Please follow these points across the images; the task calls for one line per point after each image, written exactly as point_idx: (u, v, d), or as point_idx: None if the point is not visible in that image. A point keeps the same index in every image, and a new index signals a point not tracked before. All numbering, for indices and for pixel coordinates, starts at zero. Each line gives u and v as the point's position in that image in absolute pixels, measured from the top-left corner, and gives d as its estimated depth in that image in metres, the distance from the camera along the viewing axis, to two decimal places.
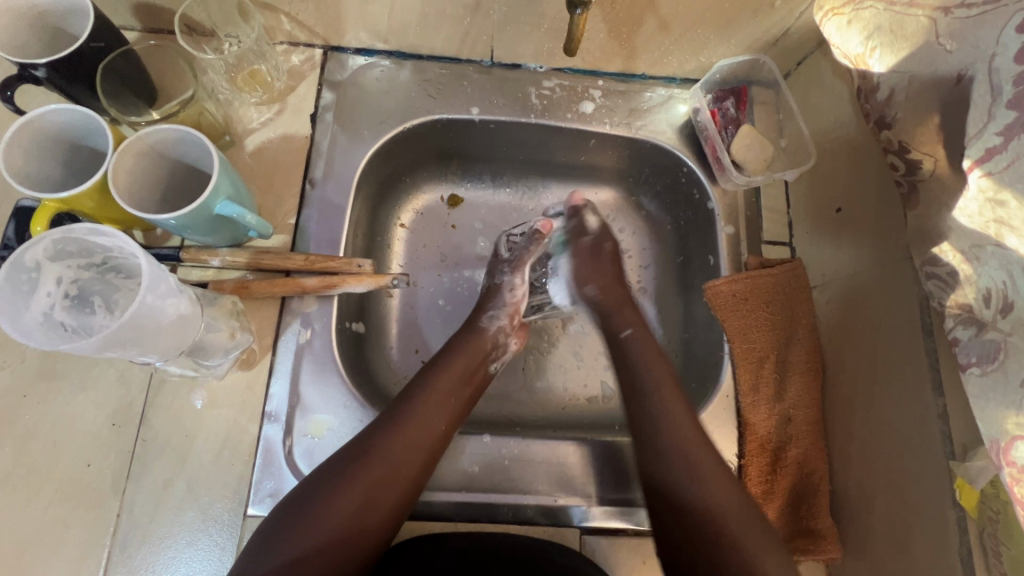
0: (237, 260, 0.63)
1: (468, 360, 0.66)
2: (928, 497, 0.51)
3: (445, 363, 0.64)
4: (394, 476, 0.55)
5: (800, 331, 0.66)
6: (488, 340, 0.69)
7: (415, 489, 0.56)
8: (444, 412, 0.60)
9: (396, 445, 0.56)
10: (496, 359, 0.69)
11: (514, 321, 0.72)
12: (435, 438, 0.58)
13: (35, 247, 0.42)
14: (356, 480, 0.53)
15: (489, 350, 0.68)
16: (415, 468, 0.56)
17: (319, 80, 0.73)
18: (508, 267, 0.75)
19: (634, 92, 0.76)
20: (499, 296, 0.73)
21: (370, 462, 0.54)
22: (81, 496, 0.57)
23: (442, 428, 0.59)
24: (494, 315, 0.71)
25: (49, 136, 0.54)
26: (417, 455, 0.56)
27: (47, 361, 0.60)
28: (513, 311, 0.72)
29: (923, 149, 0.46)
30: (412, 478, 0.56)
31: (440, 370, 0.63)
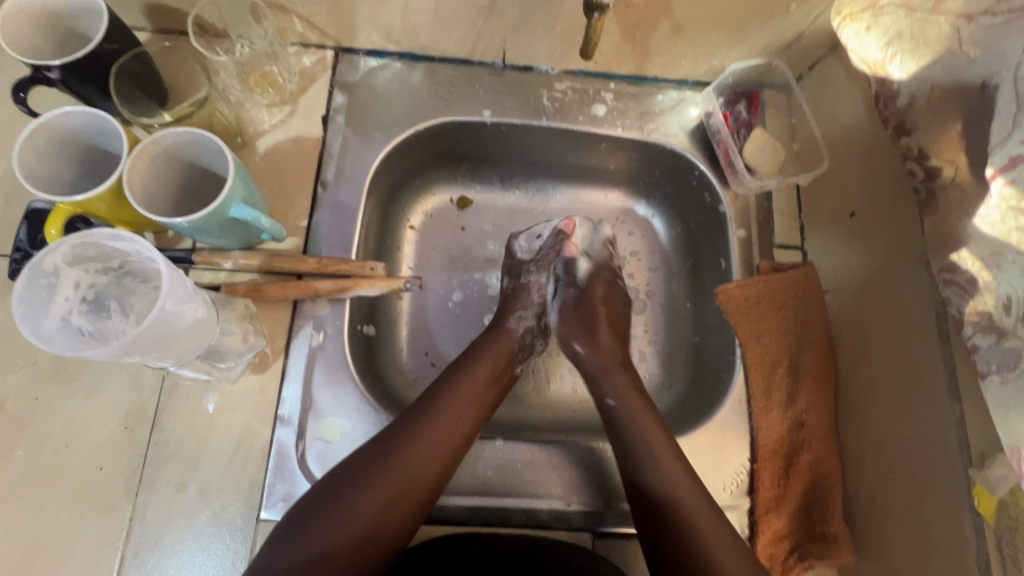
0: (250, 263, 0.62)
1: (493, 361, 0.66)
2: (943, 505, 0.51)
3: (470, 363, 0.65)
4: (421, 477, 0.55)
5: (812, 336, 0.66)
6: (514, 341, 0.69)
7: (439, 488, 0.56)
8: (470, 413, 0.61)
9: (423, 445, 0.56)
10: (521, 361, 0.70)
11: (540, 322, 0.73)
12: (461, 439, 0.59)
13: (54, 251, 0.42)
14: (383, 478, 0.54)
15: (514, 350, 0.68)
16: (440, 468, 0.56)
17: (331, 82, 0.73)
18: (532, 267, 0.75)
19: (645, 95, 0.76)
20: (527, 296, 0.73)
21: (397, 461, 0.55)
22: (93, 499, 0.57)
23: (468, 429, 0.60)
24: (522, 316, 0.72)
25: (63, 139, 0.54)
26: (443, 455, 0.57)
27: (59, 363, 0.59)
28: (539, 311, 0.73)
29: (943, 156, 0.46)
30: (437, 476, 0.56)
31: (466, 371, 0.64)
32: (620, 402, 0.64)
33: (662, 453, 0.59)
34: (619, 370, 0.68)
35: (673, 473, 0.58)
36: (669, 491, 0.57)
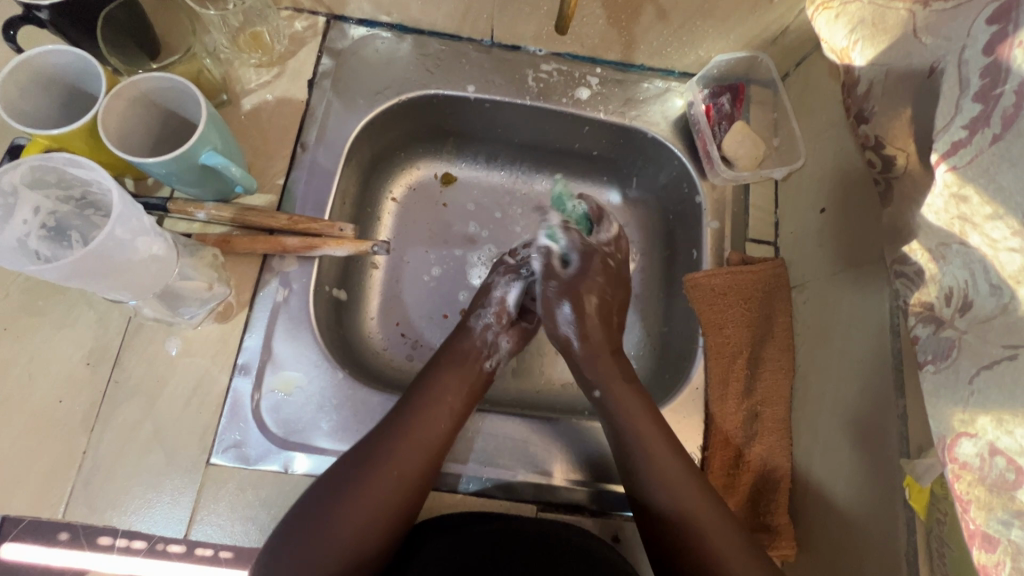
0: (222, 215, 0.64)
1: (462, 368, 0.65)
2: (879, 500, 0.50)
3: (440, 368, 0.65)
4: (398, 492, 0.56)
5: (775, 331, 0.66)
6: (479, 341, 0.69)
7: (419, 498, 0.57)
8: (443, 419, 0.61)
9: (394, 459, 0.56)
10: (490, 358, 0.68)
11: (504, 321, 0.71)
12: (434, 447, 0.59)
13: (14, 171, 0.43)
14: (358, 500, 0.54)
15: (480, 348, 0.68)
16: (412, 479, 0.57)
17: (320, 47, 0.74)
18: (501, 270, 0.72)
19: (630, 82, 0.77)
20: (490, 294, 0.71)
21: (371, 480, 0.55)
22: (50, 430, 0.58)
23: (441, 434, 0.60)
24: (481, 314, 0.70)
25: (47, 76, 0.56)
26: (414, 469, 0.57)
27: (27, 297, 0.61)
28: (502, 312, 0.70)
29: (896, 144, 0.46)
30: (414, 487, 0.57)
31: (434, 378, 0.63)
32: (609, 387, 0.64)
33: (644, 430, 0.61)
34: (608, 358, 0.67)
35: (660, 451, 0.59)
36: (653, 456, 0.59)
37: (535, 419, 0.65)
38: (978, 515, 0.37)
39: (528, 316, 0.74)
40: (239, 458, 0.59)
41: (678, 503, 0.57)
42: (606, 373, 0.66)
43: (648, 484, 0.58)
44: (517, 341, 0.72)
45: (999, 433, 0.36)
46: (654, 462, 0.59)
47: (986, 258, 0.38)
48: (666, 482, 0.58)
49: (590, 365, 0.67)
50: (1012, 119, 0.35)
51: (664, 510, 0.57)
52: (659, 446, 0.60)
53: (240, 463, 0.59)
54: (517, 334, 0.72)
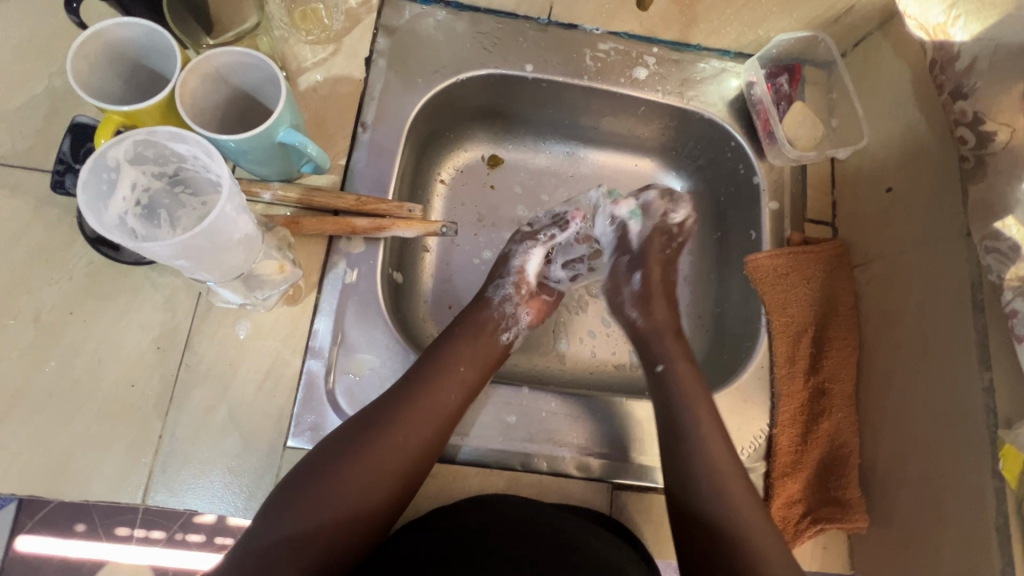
0: (289, 196, 0.63)
1: (476, 337, 0.66)
2: (966, 471, 0.51)
3: (455, 336, 0.65)
4: (402, 456, 0.56)
5: (839, 310, 0.67)
6: (494, 312, 0.69)
7: (424, 464, 0.57)
8: (455, 387, 0.61)
9: (402, 423, 0.57)
10: (507, 331, 0.69)
11: (523, 293, 0.71)
12: (443, 415, 0.59)
13: (117, 146, 0.41)
14: (364, 458, 0.54)
15: (497, 321, 0.68)
16: (419, 443, 0.57)
17: (375, 25, 0.72)
18: (520, 238, 0.74)
19: (687, 62, 0.76)
20: (509, 265, 0.72)
21: (376, 441, 0.55)
22: (124, 415, 0.57)
23: (454, 402, 0.60)
24: (500, 285, 0.71)
25: (113, 50, 0.54)
26: (423, 432, 0.57)
27: (93, 281, 0.59)
28: (520, 283, 0.71)
29: (999, 119, 0.47)
30: (421, 451, 0.57)
31: (449, 346, 0.63)
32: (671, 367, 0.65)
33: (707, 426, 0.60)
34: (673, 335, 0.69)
35: (720, 453, 0.59)
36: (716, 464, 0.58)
37: (576, 396, 0.66)
38: None
39: (549, 289, 0.74)
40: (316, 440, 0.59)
41: (731, 511, 0.56)
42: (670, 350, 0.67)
43: (699, 486, 0.57)
44: (536, 314, 0.72)
45: None
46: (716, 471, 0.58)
47: None
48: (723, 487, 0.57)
49: (655, 339, 0.69)
50: None
51: (717, 520, 0.55)
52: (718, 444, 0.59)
53: None
54: (536, 307, 0.72)
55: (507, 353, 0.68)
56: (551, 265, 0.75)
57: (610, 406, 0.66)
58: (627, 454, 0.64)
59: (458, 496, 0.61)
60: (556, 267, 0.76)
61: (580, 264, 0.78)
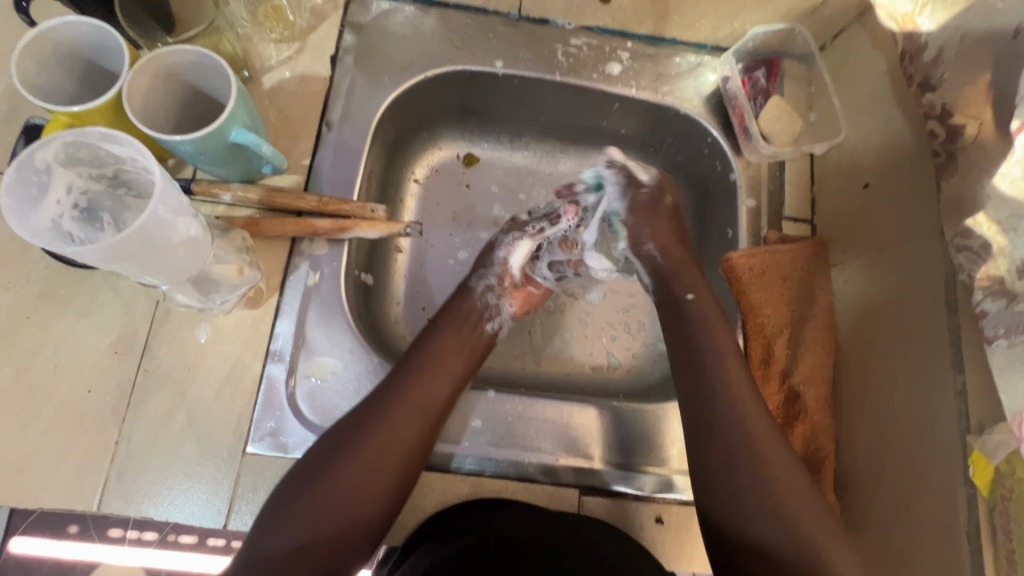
0: (249, 197, 0.61)
1: (462, 329, 0.64)
2: (937, 477, 0.49)
3: (440, 329, 0.63)
4: (396, 453, 0.54)
5: (815, 309, 0.65)
6: (479, 302, 0.68)
7: (419, 460, 0.55)
8: (442, 381, 0.59)
9: (392, 420, 0.55)
10: (491, 321, 0.68)
11: (507, 284, 0.70)
12: (434, 409, 0.57)
13: (47, 148, 0.40)
14: (355, 459, 0.52)
15: (481, 311, 0.67)
16: (410, 440, 0.55)
17: (342, 22, 0.71)
18: (505, 230, 0.71)
19: (662, 57, 0.74)
20: (492, 256, 0.70)
21: (367, 440, 0.53)
22: (81, 420, 0.56)
23: (443, 396, 0.58)
24: (484, 275, 0.69)
25: (64, 49, 0.53)
26: (414, 428, 0.56)
27: (50, 285, 0.59)
28: (506, 274, 0.69)
29: (968, 112, 0.45)
30: (413, 448, 0.55)
31: (434, 340, 0.62)
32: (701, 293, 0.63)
33: (764, 437, 0.54)
34: (698, 276, 0.65)
35: (787, 476, 0.53)
36: (780, 480, 0.52)
37: (580, 401, 0.64)
38: None
39: (536, 283, 0.71)
40: (276, 446, 0.58)
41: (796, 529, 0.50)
42: (695, 282, 0.64)
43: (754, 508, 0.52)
44: (520, 306, 0.71)
45: None
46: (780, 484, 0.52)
47: None
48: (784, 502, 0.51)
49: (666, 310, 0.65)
50: None
51: (772, 544, 0.50)
52: (781, 456, 0.54)
53: (278, 452, 0.58)
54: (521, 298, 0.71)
55: (493, 343, 0.67)
56: (536, 263, 0.71)
57: (596, 408, 0.64)
58: (620, 458, 0.62)
59: (420, 503, 0.59)
60: (540, 265, 0.71)
61: (565, 269, 0.71)
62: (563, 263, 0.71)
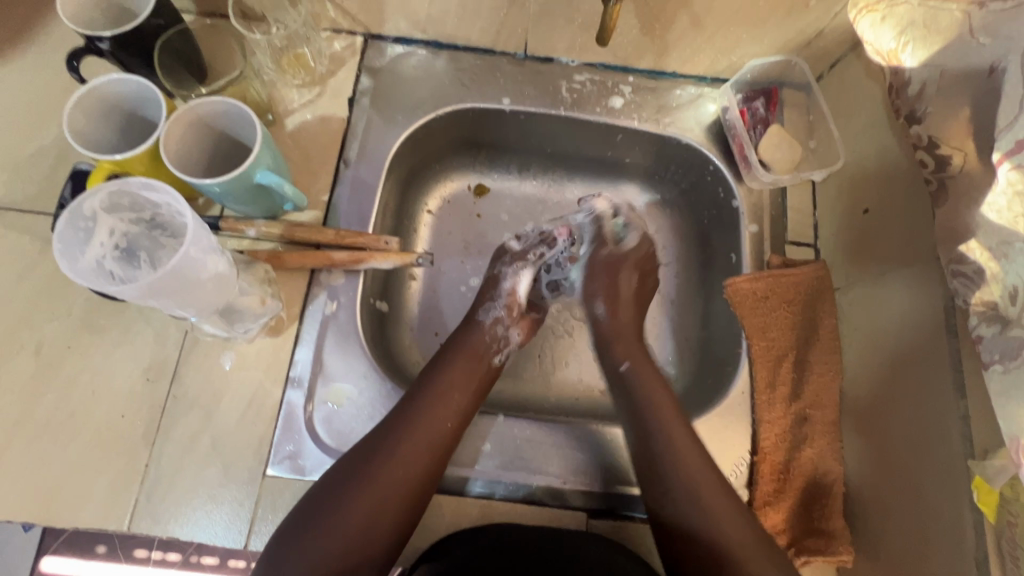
0: (272, 232, 0.65)
1: (469, 362, 0.66)
2: (946, 503, 0.49)
3: (448, 362, 0.65)
4: (404, 486, 0.56)
5: (821, 333, 0.66)
6: (486, 335, 0.69)
7: (425, 491, 0.57)
8: (449, 414, 0.61)
9: (400, 453, 0.57)
10: (500, 353, 0.69)
11: (513, 314, 0.72)
12: (440, 442, 0.59)
13: (93, 197, 0.45)
14: (364, 491, 0.54)
15: (489, 343, 0.69)
16: (416, 473, 0.57)
17: (359, 66, 0.76)
18: (509, 260, 0.74)
19: (663, 90, 0.77)
20: (498, 286, 0.72)
21: (376, 474, 0.55)
22: (114, 444, 0.60)
23: (449, 428, 0.60)
24: (491, 308, 0.71)
25: (108, 102, 0.58)
26: (421, 460, 0.57)
27: (89, 317, 0.63)
28: (512, 305, 0.72)
29: (953, 143, 0.46)
30: (421, 479, 0.57)
31: (441, 372, 0.64)
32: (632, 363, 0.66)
33: (695, 463, 0.58)
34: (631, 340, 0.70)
35: (702, 481, 0.57)
36: (692, 477, 0.56)
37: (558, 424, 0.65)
38: None
39: (531, 314, 0.75)
40: (295, 469, 0.60)
41: (711, 527, 0.54)
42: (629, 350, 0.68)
43: (678, 502, 0.56)
44: (526, 333, 0.74)
45: None
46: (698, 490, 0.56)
47: None
48: (703, 500, 0.55)
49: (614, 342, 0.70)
50: None
51: (698, 536, 0.54)
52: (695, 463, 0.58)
53: (296, 475, 0.60)
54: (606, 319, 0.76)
55: (499, 373, 0.69)
56: (536, 284, 0.77)
57: (599, 435, 0.65)
58: (619, 484, 0.63)
59: (432, 526, 0.61)
60: (541, 285, 0.78)
61: (564, 280, 0.78)
62: (560, 273, 0.78)
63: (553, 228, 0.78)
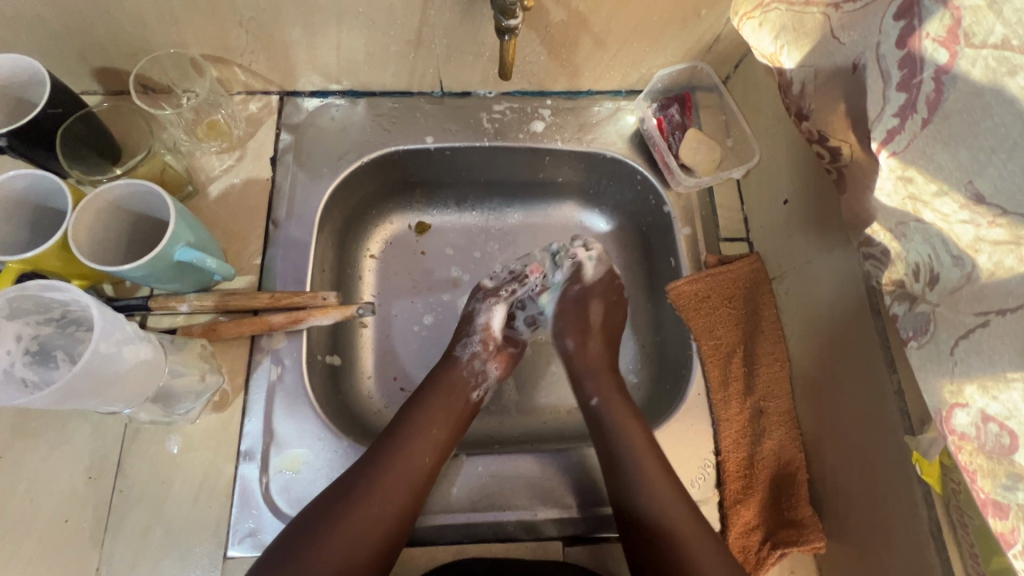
0: (205, 304, 0.64)
1: (448, 397, 0.66)
2: (897, 476, 0.51)
3: (426, 399, 0.65)
4: (381, 526, 0.55)
5: (764, 324, 0.67)
6: (464, 370, 0.69)
7: (402, 533, 0.56)
8: (428, 451, 0.61)
9: (376, 493, 0.56)
10: (478, 388, 0.69)
11: (490, 348, 0.72)
12: (420, 481, 0.58)
13: None
14: (336, 535, 0.53)
15: (468, 378, 0.68)
16: (393, 514, 0.56)
17: (277, 124, 0.76)
18: (483, 296, 0.75)
19: (582, 108, 0.79)
20: (473, 323, 0.73)
21: (351, 516, 0.54)
22: (60, 552, 0.57)
23: (427, 467, 0.59)
24: (468, 343, 0.72)
25: (14, 199, 0.57)
26: (399, 500, 0.57)
27: (20, 420, 0.60)
28: (488, 339, 0.72)
29: (838, 135, 0.48)
30: (397, 520, 0.56)
31: (420, 410, 0.63)
32: (604, 400, 0.66)
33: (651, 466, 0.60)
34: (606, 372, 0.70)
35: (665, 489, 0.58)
36: (652, 484, 0.58)
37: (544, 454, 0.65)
38: (986, 484, 0.38)
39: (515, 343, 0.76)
40: (256, 546, 0.58)
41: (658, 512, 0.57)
42: (602, 384, 0.68)
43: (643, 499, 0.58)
44: (505, 368, 0.73)
45: (987, 400, 0.37)
46: (652, 485, 0.58)
47: (944, 232, 0.40)
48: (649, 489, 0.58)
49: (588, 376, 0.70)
50: (936, 103, 0.38)
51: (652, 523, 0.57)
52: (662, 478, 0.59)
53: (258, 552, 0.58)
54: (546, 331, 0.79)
55: (478, 409, 0.68)
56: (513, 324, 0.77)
57: (584, 457, 0.65)
58: (597, 506, 0.63)
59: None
60: (518, 322, 0.78)
61: (540, 315, 0.79)
62: (535, 311, 0.79)
63: (524, 267, 0.78)
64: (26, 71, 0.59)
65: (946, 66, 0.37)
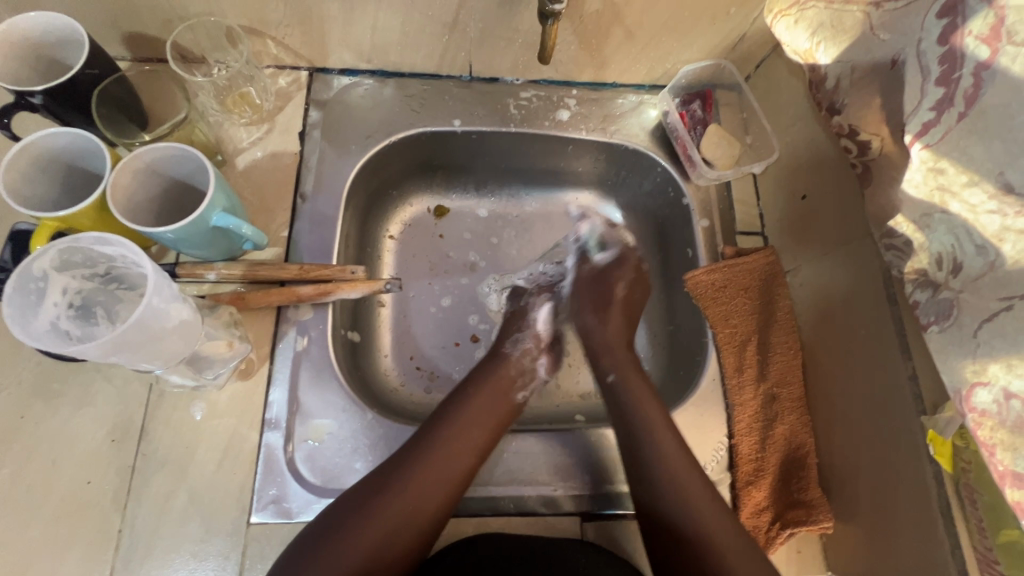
0: (233, 273, 0.64)
1: (493, 396, 0.66)
2: (909, 456, 0.53)
3: (470, 396, 0.65)
4: (413, 518, 0.55)
5: (778, 314, 0.69)
6: (513, 367, 0.70)
7: (435, 526, 0.56)
8: (467, 449, 0.60)
9: (413, 484, 0.56)
10: (523, 389, 0.69)
11: (540, 345, 0.74)
12: (457, 475, 0.58)
13: (43, 256, 0.44)
14: (370, 524, 0.53)
15: (515, 377, 0.69)
16: (429, 507, 0.56)
17: (306, 101, 0.76)
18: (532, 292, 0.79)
19: (606, 99, 0.81)
20: (526, 318, 0.76)
21: (385, 505, 0.55)
22: (83, 514, 0.57)
23: (465, 463, 0.59)
24: (519, 340, 0.73)
25: (46, 158, 0.56)
26: (436, 493, 0.57)
27: (41, 381, 0.60)
28: (538, 335, 0.74)
29: (869, 130, 0.51)
30: (434, 513, 0.56)
31: (461, 407, 0.64)
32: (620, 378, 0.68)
33: (686, 473, 0.59)
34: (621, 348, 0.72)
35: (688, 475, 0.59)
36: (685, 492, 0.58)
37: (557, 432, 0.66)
38: (1004, 457, 0.40)
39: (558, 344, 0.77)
40: (280, 513, 0.58)
41: (700, 521, 0.56)
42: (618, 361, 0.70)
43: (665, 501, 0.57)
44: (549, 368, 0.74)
45: (1010, 377, 0.40)
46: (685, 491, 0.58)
47: (969, 223, 0.42)
48: (688, 499, 0.57)
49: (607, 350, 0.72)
50: (974, 97, 0.40)
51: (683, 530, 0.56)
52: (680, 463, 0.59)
53: (283, 519, 0.58)
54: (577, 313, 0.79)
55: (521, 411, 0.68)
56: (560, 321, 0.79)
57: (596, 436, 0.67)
58: (610, 483, 0.64)
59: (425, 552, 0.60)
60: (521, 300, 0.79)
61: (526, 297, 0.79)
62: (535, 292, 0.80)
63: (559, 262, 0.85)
64: (62, 30, 0.59)
65: (986, 62, 0.39)
